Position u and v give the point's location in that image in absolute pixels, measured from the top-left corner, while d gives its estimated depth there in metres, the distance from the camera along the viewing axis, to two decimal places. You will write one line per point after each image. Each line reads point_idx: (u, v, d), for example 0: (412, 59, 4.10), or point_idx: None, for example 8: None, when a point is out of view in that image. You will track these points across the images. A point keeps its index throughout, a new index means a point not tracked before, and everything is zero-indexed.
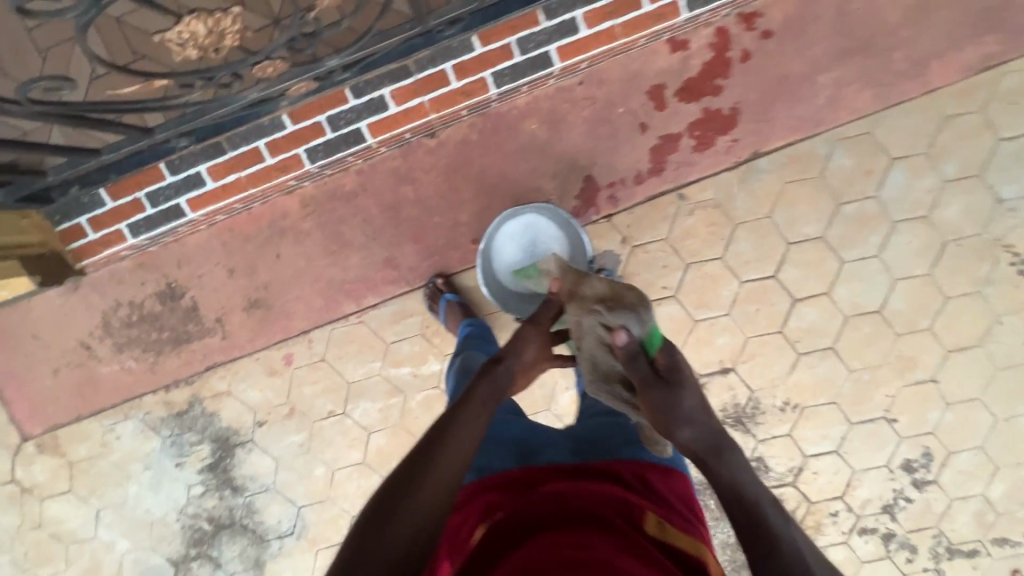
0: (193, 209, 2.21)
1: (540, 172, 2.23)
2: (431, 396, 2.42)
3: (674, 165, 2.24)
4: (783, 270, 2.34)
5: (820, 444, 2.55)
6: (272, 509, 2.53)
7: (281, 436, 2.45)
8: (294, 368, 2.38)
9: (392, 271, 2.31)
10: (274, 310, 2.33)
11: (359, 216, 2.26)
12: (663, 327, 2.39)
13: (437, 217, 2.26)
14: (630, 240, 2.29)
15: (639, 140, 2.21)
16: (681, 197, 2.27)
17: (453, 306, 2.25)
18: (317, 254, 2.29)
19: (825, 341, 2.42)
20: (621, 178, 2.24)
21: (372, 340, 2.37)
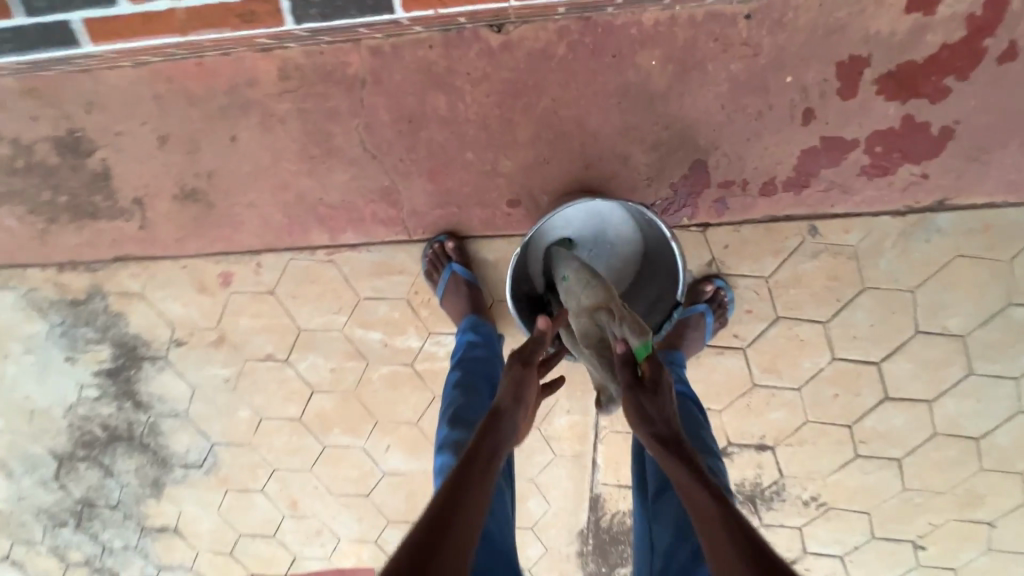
0: (92, 39, 1.37)
1: (635, 136, 1.50)
2: (400, 373, 1.90)
3: (824, 185, 1.53)
4: (891, 361, 1.76)
5: (828, 547, 2.15)
6: (179, 436, 2.09)
7: (202, 364, 1.93)
8: (232, 291, 1.79)
9: (388, 210, 1.64)
10: (217, 211, 1.68)
11: (360, 117, 1.54)
12: (712, 381, 1.84)
13: (470, 154, 1.55)
14: (719, 266, 1.65)
15: (794, 133, 1.47)
16: (811, 231, 1.59)
17: (457, 284, 1.63)
18: (288, 153, 1.59)
19: (894, 451, 1.93)
20: (744, 180, 1.54)
21: (340, 289, 1.77)
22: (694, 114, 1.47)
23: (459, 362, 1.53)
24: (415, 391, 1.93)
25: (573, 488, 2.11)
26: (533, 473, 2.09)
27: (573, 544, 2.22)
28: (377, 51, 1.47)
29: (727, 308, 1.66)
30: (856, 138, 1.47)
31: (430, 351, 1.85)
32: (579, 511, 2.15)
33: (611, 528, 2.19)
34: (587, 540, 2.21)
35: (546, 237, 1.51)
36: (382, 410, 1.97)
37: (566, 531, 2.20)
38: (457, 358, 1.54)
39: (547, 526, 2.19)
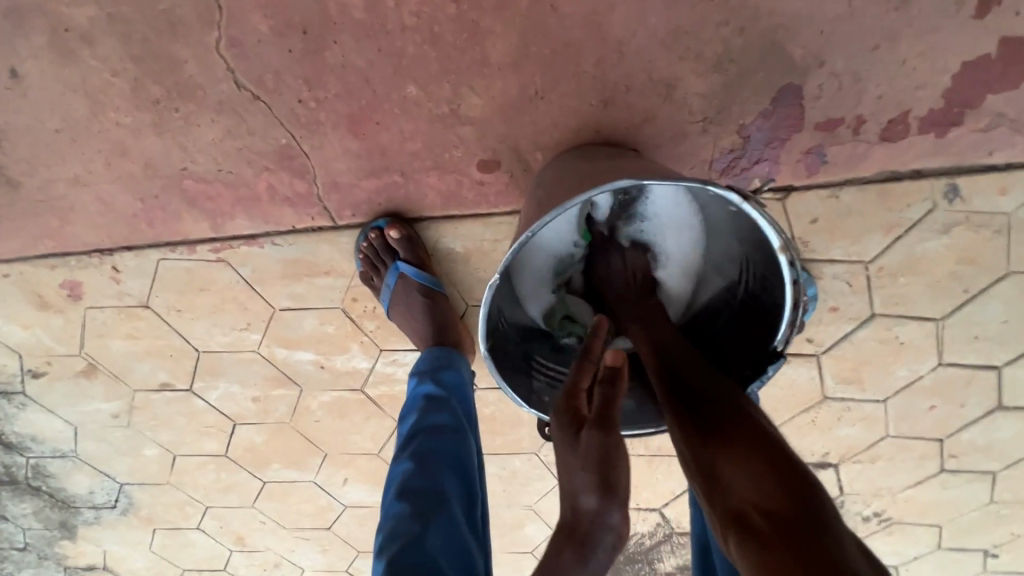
0: None
1: (688, 47, 0.90)
2: (347, 400, 1.39)
3: (986, 122, 0.95)
4: (1018, 364, 1.28)
5: (883, 558, 1.80)
6: (76, 478, 1.62)
7: (74, 398, 1.41)
8: (88, 307, 1.23)
9: (293, 183, 1.05)
10: (28, 194, 1.07)
11: (219, 29, 0.90)
12: (768, 395, 1.37)
13: (414, 88, 0.94)
14: (799, 248, 1.11)
15: (956, 34, 0.87)
16: (947, 194, 1.04)
17: (407, 291, 1.10)
18: (113, 95, 0.96)
19: (991, 464, 1.51)
20: (858, 117, 0.95)
21: (244, 298, 1.21)
22: (792, 3, 0.86)
23: (411, 437, 0.97)
24: (371, 421, 1.44)
25: None
26: None
27: None
28: None
29: (804, 312, 1.13)
30: None
31: (385, 373, 1.34)
32: None
33: (628, 548, 1.77)
34: None
35: (546, 244, 0.88)
36: (330, 442, 1.50)
37: None
38: (408, 431, 0.99)
39: None
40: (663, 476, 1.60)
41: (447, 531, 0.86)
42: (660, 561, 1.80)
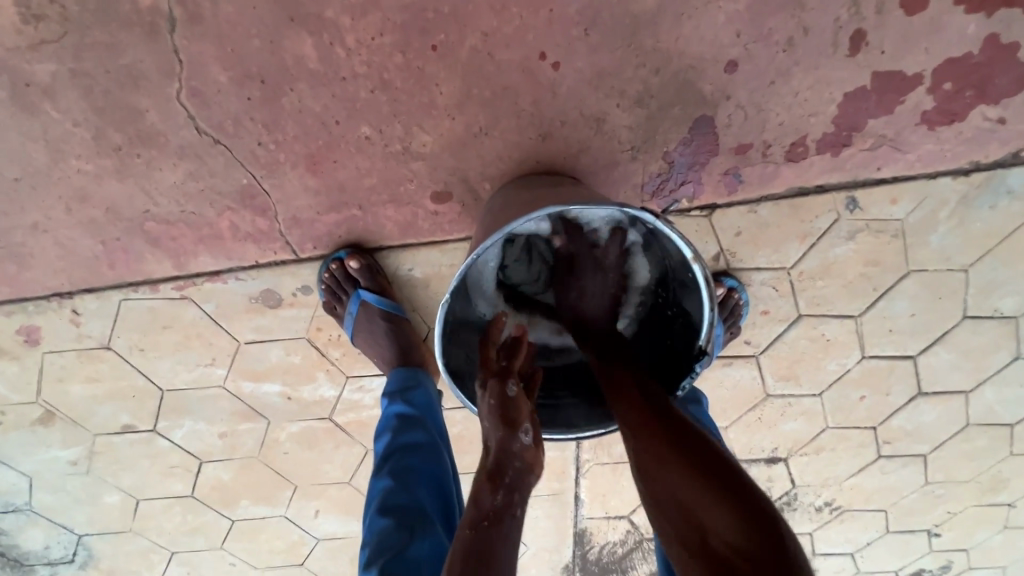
0: None
1: (612, 87, 1.01)
2: (316, 429, 1.41)
3: (871, 142, 1.11)
4: (930, 352, 1.43)
5: (839, 546, 1.92)
6: (29, 532, 1.55)
7: (31, 447, 1.38)
8: (46, 352, 1.23)
9: (254, 220, 1.10)
10: None
11: (179, 81, 0.96)
12: (716, 396, 1.47)
13: (367, 128, 1.02)
14: (727, 258, 1.23)
15: (835, 69, 1.02)
16: (849, 204, 1.18)
17: (370, 317, 1.14)
18: (74, 144, 1.00)
19: (921, 447, 1.65)
20: (765, 142, 1.09)
21: (208, 333, 1.23)
22: (697, 47, 0.99)
23: (389, 456, 1.02)
24: (341, 448, 1.46)
25: (554, 527, 1.75)
26: None
27: None
28: None
29: (740, 316, 1.28)
30: (918, 72, 1.04)
31: (352, 400, 1.37)
32: (563, 548, 1.78)
33: (601, 559, 1.82)
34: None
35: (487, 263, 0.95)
36: (300, 474, 1.50)
37: (548, 568, 1.82)
38: (384, 450, 1.03)
39: (526, 564, 1.82)
40: (629, 483, 1.68)
41: (431, 541, 0.92)
42: (633, 569, 1.85)
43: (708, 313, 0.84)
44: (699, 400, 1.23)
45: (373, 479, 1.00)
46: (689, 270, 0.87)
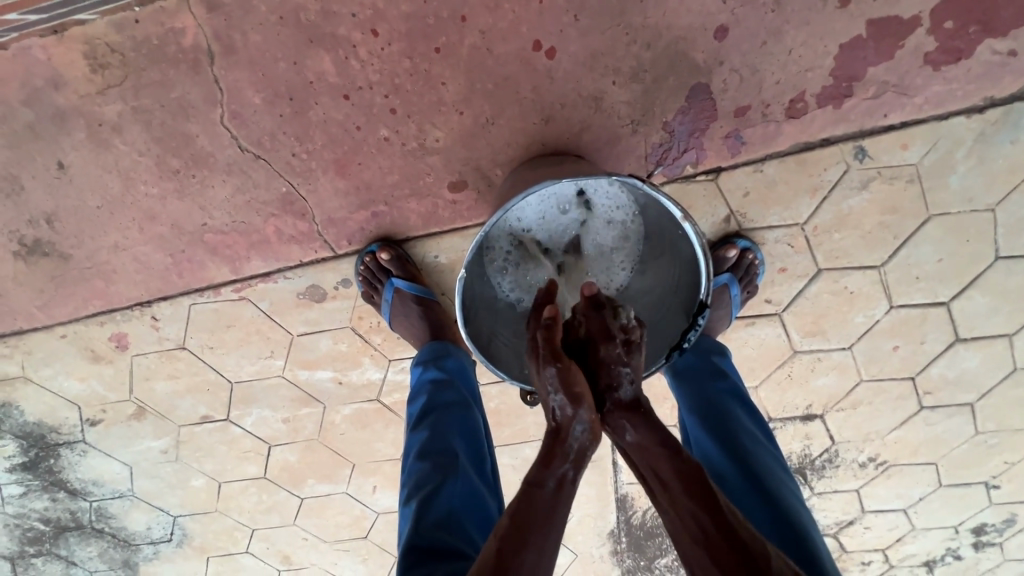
0: None
1: (606, 66, 1.07)
2: (367, 411, 1.55)
3: (874, 90, 1.11)
4: (964, 297, 1.41)
5: (890, 503, 1.91)
6: (134, 515, 1.77)
7: (130, 440, 1.58)
8: (134, 355, 1.42)
9: (295, 224, 1.23)
10: (79, 263, 1.27)
11: (221, 106, 1.09)
12: (743, 356, 1.50)
13: (385, 130, 1.12)
14: (738, 219, 1.26)
15: (827, 23, 1.05)
16: (858, 154, 1.19)
17: (404, 302, 1.24)
18: (140, 170, 1.16)
19: (966, 395, 1.62)
20: (763, 102, 1.12)
21: (266, 329, 1.39)
22: (685, 19, 1.04)
23: (426, 413, 1.12)
24: (390, 427, 1.60)
25: (595, 492, 1.84)
26: None
27: (605, 544, 1.94)
28: (214, 4, 1.02)
29: (756, 275, 1.28)
30: (915, 15, 1.04)
31: (397, 381, 1.50)
32: (607, 513, 1.87)
33: (645, 523, 1.90)
34: (620, 540, 1.92)
35: (498, 258, 1.00)
36: (357, 453, 1.65)
37: (594, 535, 1.91)
38: (421, 409, 1.14)
39: (573, 531, 1.91)
40: None
41: (463, 482, 1.02)
42: None
43: (704, 268, 0.91)
44: (722, 352, 1.27)
45: (411, 432, 1.12)
46: (680, 230, 0.94)
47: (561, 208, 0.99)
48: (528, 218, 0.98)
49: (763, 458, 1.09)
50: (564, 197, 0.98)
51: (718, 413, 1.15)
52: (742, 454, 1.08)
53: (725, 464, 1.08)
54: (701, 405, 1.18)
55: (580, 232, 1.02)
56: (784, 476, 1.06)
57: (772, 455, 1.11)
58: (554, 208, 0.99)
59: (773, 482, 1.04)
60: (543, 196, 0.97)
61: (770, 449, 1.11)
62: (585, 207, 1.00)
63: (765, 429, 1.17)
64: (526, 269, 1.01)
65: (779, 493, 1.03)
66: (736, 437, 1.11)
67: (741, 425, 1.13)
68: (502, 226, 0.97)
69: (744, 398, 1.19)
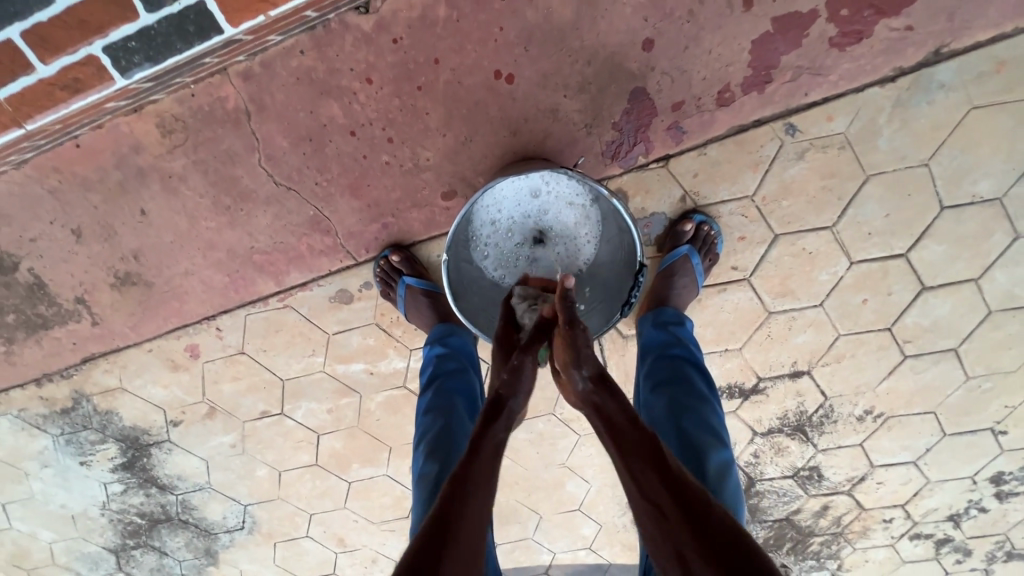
0: None
1: (557, 83, 1.31)
2: (396, 397, 1.80)
3: (791, 74, 1.30)
4: (920, 247, 1.53)
5: (897, 456, 1.99)
6: (212, 505, 2.07)
7: (205, 437, 1.89)
8: (204, 362, 1.72)
9: (322, 239, 1.51)
10: (159, 289, 1.59)
11: (258, 152, 1.39)
12: (722, 321, 1.66)
13: (385, 156, 1.39)
14: (693, 197, 1.45)
15: (737, 25, 1.25)
16: (789, 129, 1.37)
17: (415, 296, 1.48)
18: (201, 209, 1.47)
19: (947, 341, 1.71)
20: (695, 96, 1.32)
21: (307, 331, 1.67)
22: (616, 37, 1.26)
23: (434, 378, 1.39)
24: None
25: (608, 461, 2.01)
26: (563, 459, 1.98)
27: (626, 512, 2.09)
28: (248, 75, 1.32)
29: (715, 244, 1.46)
30: (812, 8, 1.23)
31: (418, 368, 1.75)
32: (623, 482, 2.04)
33: None
34: None
35: (482, 245, 1.27)
36: (392, 436, 1.90)
37: (614, 503, 2.08)
38: (430, 376, 1.40)
39: (594, 501, 2.08)
40: None
41: (459, 428, 1.31)
42: None
43: (637, 234, 1.18)
44: (681, 322, 1.44)
45: (422, 393, 1.38)
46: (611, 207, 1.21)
47: (529, 199, 1.23)
48: (503, 210, 1.23)
49: (701, 416, 1.26)
50: (530, 190, 1.22)
51: (668, 376, 1.33)
52: (678, 411, 1.26)
53: (663, 416, 1.28)
54: (654, 369, 1.35)
55: (548, 214, 1.24)
56: (716, 432, 1.24)
57: (712, 412, 1.27)
58: (523, 199, 1.23)
59: (708, 440, 1.22)
60: (512, 191, 1.22)
61: (711, 407, 1.28)
62: (548, 196, 1.22)
63: (712, 389, 1.33)
64: (506, 251, 1.27)
65: (703, 444, 1.21)
66: (680, 397, 1.29)
67: (687, 385, 1.30)
68: (481, 218, 1.23)
69: (697, 363, 1.35)
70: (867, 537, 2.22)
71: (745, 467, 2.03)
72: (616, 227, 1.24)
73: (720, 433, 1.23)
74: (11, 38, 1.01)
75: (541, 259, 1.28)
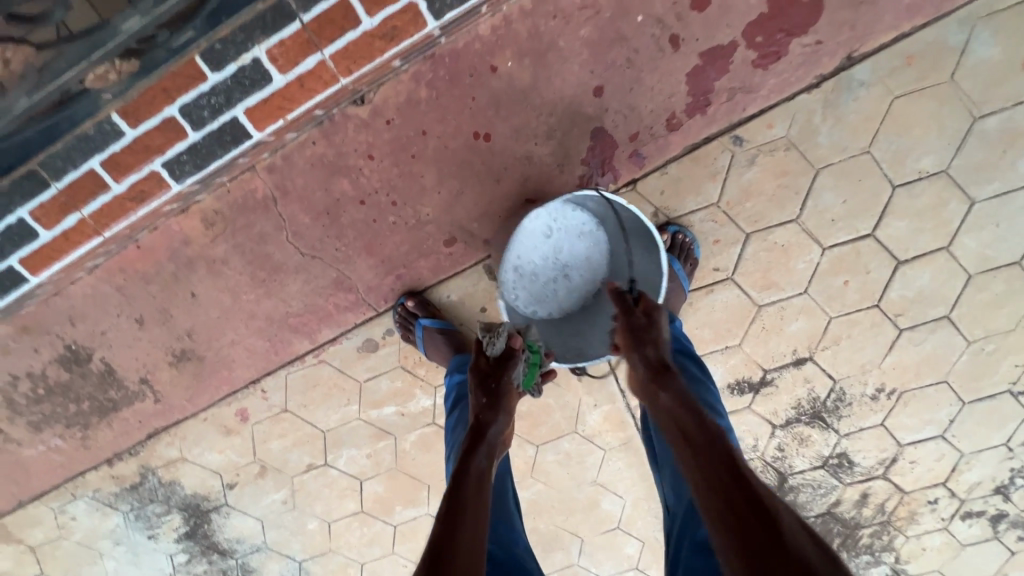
0: (34, 272, 1.45)
1: (527, 134, 1.53)
2: (429, 434, 1.94)
3: (726, 95, 1.50)
4: (884, 225, 1.66)
5: (922, 431, 2.01)
6: (270, 565, 2.16)
7: (259, 495, 2.04)
8: (253, 424, 1.91)
9: (347, 296, 1.72)
10: (210, 361, 1.81)
11: (285, 230, 1.64)
12: (716, 320, 1.79)
13: (392, 217, 1.62)
14: (664, 212, 1.63)
15: (671, 63, 1.47)
16: (736, 140, 1.56)
17: (432, 334, 1.65)
18: (242, 285, 1.71)
19: (937, 309, 1.79)
20: (648, 126, 1.53)
21: (341, 382, 1.85)
22: (571, 89, 1.49)
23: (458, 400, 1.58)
24: None
25: (638, 474, 2.06)
26: (594, 475, 2.05)
27: None
28: (271, 168, 1.57)
29: (692, 249, 1.62)
30: (733, 40, 1.45)
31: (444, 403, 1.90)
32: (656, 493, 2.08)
33: None
34: None
35: (518, 283, 1.58)
36: (430, 474, 2.01)
37: (652, 516, 2.11)
38: (454, 398, 1.59)
39: (632, 517, 2.11)
40: None
41: None
42: None
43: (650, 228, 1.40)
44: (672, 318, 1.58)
45: (449, 415, 1.58)
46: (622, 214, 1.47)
47: (548, 234, 1.56)
48: (532, 248, 1.56)
49: (695, 395, 1.41)
50: (541, 226, 1.54)
51: None
52: None
53: None
54: None
55: (560, 247, 1.59)
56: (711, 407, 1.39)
57: (705, 389, 1.42)
58: (544, 235, 1.55)
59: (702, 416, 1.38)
60: (522, 229, 1.53)
61: (705, 385, 1.44)
62: (556, 228, 1.56)
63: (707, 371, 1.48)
64: (537, 282, 1.59)
65: None
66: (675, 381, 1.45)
67: (682, 370, 1.47)
68: (513, 258, 1.54)
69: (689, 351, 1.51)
70: (916, 523, 2.17)
71: (773, 463, 2.06)
72: (617, 245, 1.57)
73: (712, 408, 1.39)
74: (93, 167, 1.29)
75: (562, 281, 1.61)
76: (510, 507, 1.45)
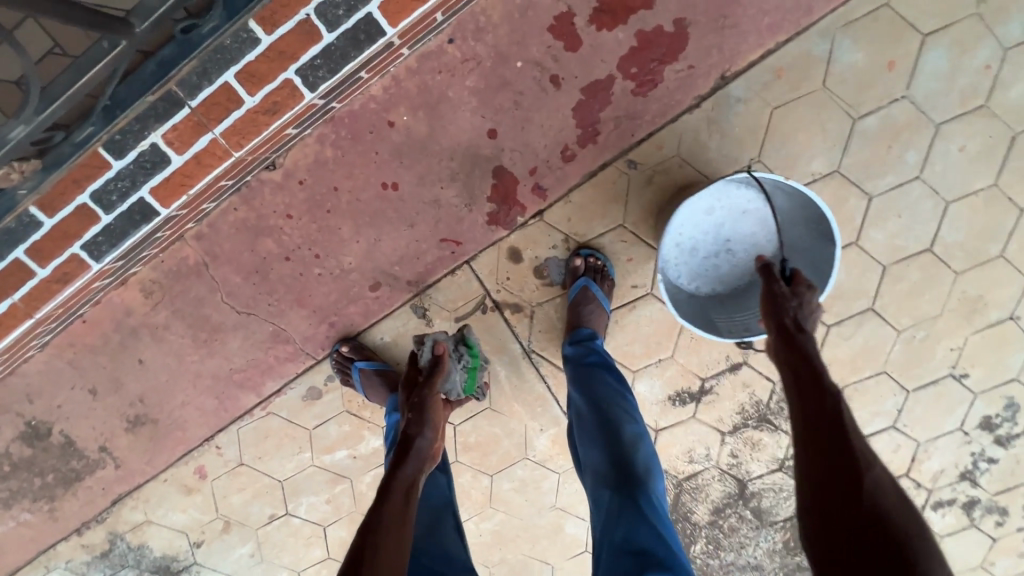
0: None
1: (432, 179, 1.63)
2: (382, 474, 1.97)
3: (612, 124, 1.60)
4: None
5: (874, 423, 1.97)
6: None
7: (225, 552, 2.05)
8: (212, 480, 1.96)
9: (285, 348, 1.80)
10: (164, 423, 1.88)
11: (220, 291, 1.73)
12: (644, 334, 1.84)
13: (317, 269, 1.71)
14: (575, 238, 1.70)
15: (556, 100, 1.57)
16: (630, 164, 1.64)
17: (368, 376, 1.71)
18: (186, 348, 1.79)
19: (860, 302, 1.82)
20: (544, 160, 1.62)
21: (291, 431, 1.90)
22: (466, 134, 1.59)
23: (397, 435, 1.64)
24: None
25: None
26: (552, 500, 2.03)
27: None
28: (200, 236, 1.69)
29: (606, 270, 1.68)
30: (609, 74, 1.56)
31: None
32: None
33: None
34: None
35: (675, 264, 1.66)
36: None
37: None
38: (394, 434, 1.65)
39: None
40: None
41: None
42: (692, 512, 2.02)
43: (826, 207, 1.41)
44: (593, 335, 1.66)
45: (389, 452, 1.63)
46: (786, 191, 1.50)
47: (710, 212, 1.62)
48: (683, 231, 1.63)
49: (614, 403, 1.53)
50: (738, 199, 1.60)
51: (585, 376, 1.60)
52: (593, 402, 1.54)
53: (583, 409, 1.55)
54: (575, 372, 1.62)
55: (722, 223, 1.64)
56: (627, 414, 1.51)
57: (622, 397, 1.55)
58: (709, 214, 1.62)
59: (620, 423, 1.49)
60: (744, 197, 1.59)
61: (623, 395, 1.55)
62: (744, 201, 1.60)
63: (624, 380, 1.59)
64: (693, 261, 1.67)
65: (610, 421, 1.49)
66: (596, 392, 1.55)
67: (601, 382, 1.57)
68: (685, 238, 1.63)
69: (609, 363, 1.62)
70: None
71: (731, 471, 1.98)
72: (796, 216, 1.55)
73: (630, 414, 1.51)
74: (18, 256, 1.37)
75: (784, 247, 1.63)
76: (448, 528, 1.51)
